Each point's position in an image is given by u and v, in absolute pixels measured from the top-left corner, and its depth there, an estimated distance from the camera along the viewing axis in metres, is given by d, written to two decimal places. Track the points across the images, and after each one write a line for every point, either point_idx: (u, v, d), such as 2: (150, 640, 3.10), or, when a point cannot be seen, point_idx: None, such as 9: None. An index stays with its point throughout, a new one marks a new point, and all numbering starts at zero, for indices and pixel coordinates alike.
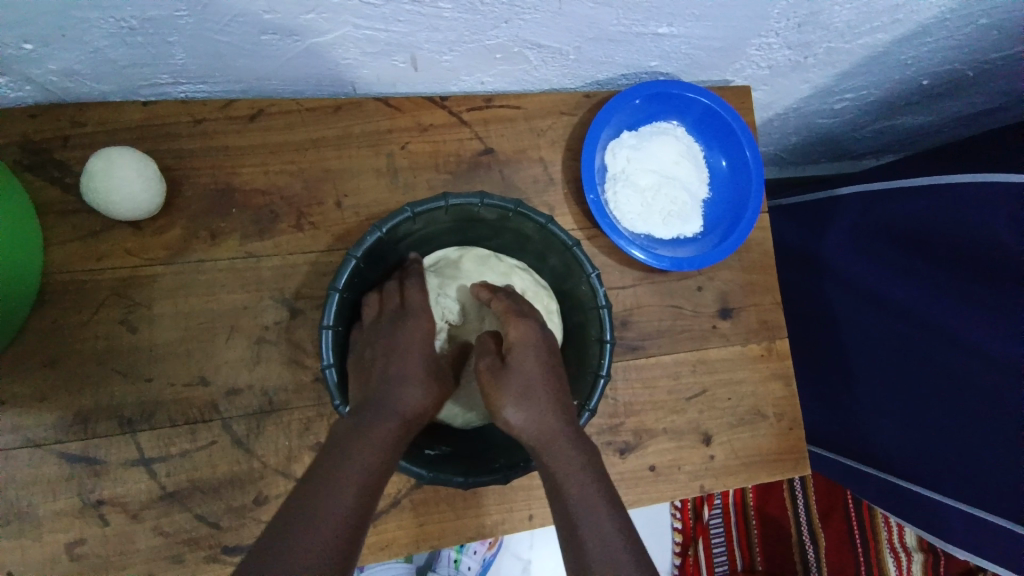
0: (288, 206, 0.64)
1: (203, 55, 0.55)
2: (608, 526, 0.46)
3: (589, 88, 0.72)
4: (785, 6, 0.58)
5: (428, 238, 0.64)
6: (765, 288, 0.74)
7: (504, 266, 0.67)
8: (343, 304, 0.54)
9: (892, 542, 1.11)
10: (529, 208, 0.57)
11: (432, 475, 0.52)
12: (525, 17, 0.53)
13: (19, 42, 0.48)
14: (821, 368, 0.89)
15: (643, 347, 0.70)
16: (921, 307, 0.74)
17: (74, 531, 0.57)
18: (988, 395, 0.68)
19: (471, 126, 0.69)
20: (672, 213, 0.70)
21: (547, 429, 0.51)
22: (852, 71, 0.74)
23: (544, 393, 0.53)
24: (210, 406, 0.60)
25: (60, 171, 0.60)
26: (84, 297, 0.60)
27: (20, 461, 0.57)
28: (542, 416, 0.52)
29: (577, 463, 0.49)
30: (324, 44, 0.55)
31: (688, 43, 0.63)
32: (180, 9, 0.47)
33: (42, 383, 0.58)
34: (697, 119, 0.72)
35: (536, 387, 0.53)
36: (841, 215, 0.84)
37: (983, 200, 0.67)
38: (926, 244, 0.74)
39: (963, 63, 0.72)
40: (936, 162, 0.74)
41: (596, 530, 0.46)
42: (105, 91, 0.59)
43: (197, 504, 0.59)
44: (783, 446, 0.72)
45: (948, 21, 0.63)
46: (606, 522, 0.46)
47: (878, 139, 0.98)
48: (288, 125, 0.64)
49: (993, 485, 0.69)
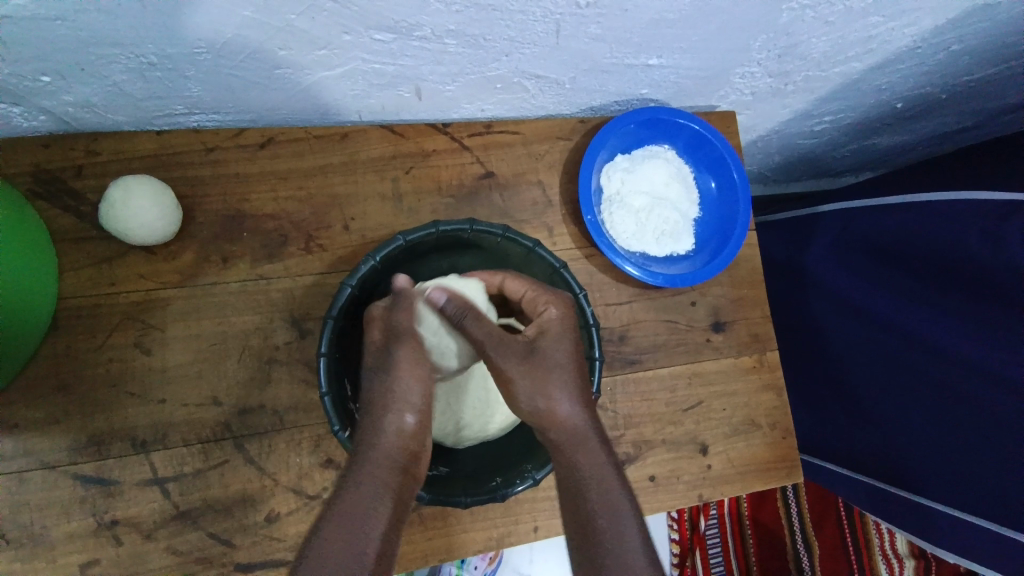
0: (297, 230, 0.66)
1: (217, 88, 0.57)
2: (631, 532, 0.49)
3: (583, 114, 0.75)
4: (765, 40, 0.62)
5: (415, 272, 0.66)
6: (754, 302, 0.78)
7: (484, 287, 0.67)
8: (338, 334, 0.57)
9: (882, 548, 1.13)
10: (518, 233, 0.61)
11: (434, 497, 0.55)
12: (524, 51, 0.57)
13: (38, 75, 0.50)
14: (811, 376, 0.92)
15: (641, 361, 0.73)
16: (901, 317, 0.77)
17: (88, 553, 0.58)
18: (973, 400, 0.70)
19: (472, 151, 0.72)
20: (664, 232, 0.74)
21: (568, 418, 0.53)
22: (830, 96, 0.78)
23: (568, 381, 0.54)
24: (222, 426, 0.61)
25: (74, 199, 0.62)
26: (99, 321, 0.61)
27: (34, 485, 0.57)
28: (559, 411, 0.53)
29: (588, 439, 0.53)
30: (334, 77, 0.58)
31: (676, 73, 0.67)
32: (200, 47, 0.50)
33: (56, 406, 0.59)
34: (686, 143, 0.76)
35: (562, 375, 0.54)
36: (822, 231, 0.89)
37: (948, 214, 0.71)
38: (903, 256, 0.77)
39: (933, 87, 0.77)
40: (912, 181, 0.78)
41: (618, 535, 0.49)
42: (120, 122, 0.61)
43: (209, 523, 0.60)
44: (777, 454, 0.74)
45: (920, 49, 0.68)
46: (630, 532, 0.49)
47: (856, 158, 1.03)
48: (296, 153, 0.67)
49: (984, 490, 0.70)
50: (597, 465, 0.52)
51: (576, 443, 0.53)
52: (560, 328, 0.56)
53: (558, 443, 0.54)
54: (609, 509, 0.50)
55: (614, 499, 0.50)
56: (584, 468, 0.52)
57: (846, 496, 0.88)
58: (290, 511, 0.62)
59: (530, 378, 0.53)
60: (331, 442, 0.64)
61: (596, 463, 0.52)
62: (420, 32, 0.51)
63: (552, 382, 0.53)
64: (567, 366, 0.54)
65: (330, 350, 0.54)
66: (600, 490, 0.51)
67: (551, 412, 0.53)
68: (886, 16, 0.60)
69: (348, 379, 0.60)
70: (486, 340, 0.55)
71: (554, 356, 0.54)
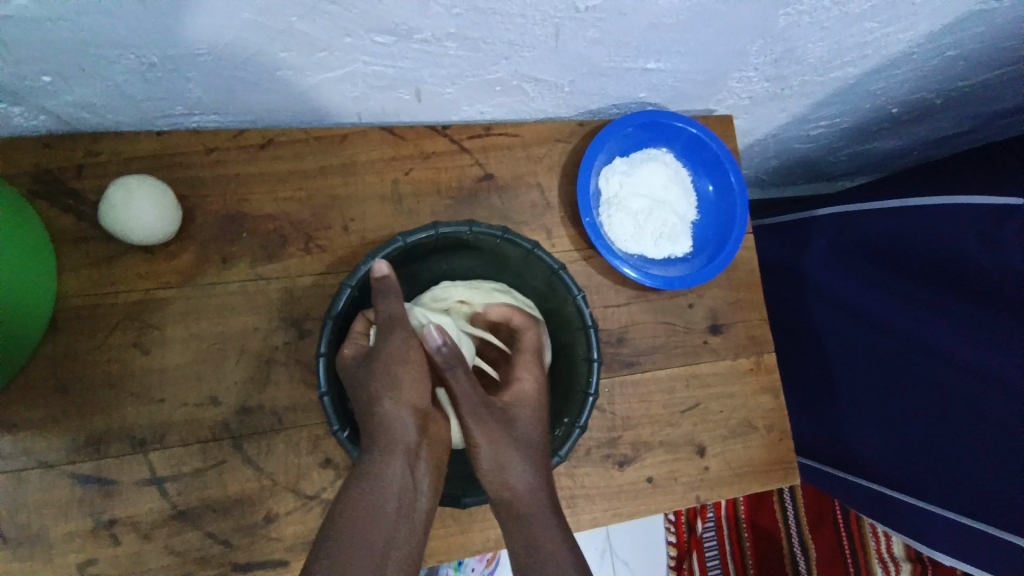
0: (297, 231, 0.66)
1: (218, 90, 0.57)
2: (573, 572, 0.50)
3: (582, 117, 0.75)
4: (762, 44, 0.63)
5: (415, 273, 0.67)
6: (752, 304, 0.78)
7: (484, 288, 0.68)
8: (337, 334, 0.57)
9: (879, 551, 1.14)
10: (516, 234, 0.61)
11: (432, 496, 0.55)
12: (523, 54, 0.57)
13: (39, 76, 0.50)
14: (808, 378, 0.93)
15: (639, 362, 0.73)
16: (897, 319, 0.77)
17: (85, 553, 0.58)
18: (969, 403, 0.71)
19: (472, 154, 0.72)
20: (662, 234, 0.74)
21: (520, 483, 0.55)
22: (827, 100, 0.79)
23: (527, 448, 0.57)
24: (221, 426, 0.61)
25: (75, 199, 0.62)
26: (98, 321, 0.61)
27: (32, 485, 0.57)
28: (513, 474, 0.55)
29: (537, 510, 0.54)
30: (334, 79, 0.58)
31: (674, 77, 0.68)
32: (202, 49, 0.50)
33: (54, 406, 0.59)
34: (684, 146, 0.77)
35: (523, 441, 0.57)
36: (819, 235, 0.89)
37: (943, 218, 0.72)
38: (899, 259, 0.78)
39: (928, 92, 0.78)
40: (908, 185, 0.79)
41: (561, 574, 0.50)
42: (120, 122, 0.61)
43: (207, 523, 0.60)
44: (774, 456, 0.75)
45: (915, 55, 0.68)
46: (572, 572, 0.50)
47: (853, 162, 1.04)
48: (297, 154, 0.67)
49: (980, 493, 0.70)
50: (543, 525, 0.53)
51: (529, 516, 0.54)
52: (526, 402, 0.61)
53: (508, 509, 0.55)
54: (555, 558, 0.51)
55: (562, 550, 0.52)
56: (531, 534, 0.53)
57: (843, 498, 0.89)
58: (288, 512, 0.62)
59: (494, 444, 0.56)
60: (329, 443, 0.64)
61: (543, 529, 0.53)
62: (421, 35, 0.52)
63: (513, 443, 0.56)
64: (532, 440, 0.58)
65: (328, 350, 0.54)
66: (548, 544, 0.52)
67: (505, 477, 0.55)
68: (882, 22, 0.61)
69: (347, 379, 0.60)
70: (471, 396, 0.56)
71: (522, 423, 0.58)
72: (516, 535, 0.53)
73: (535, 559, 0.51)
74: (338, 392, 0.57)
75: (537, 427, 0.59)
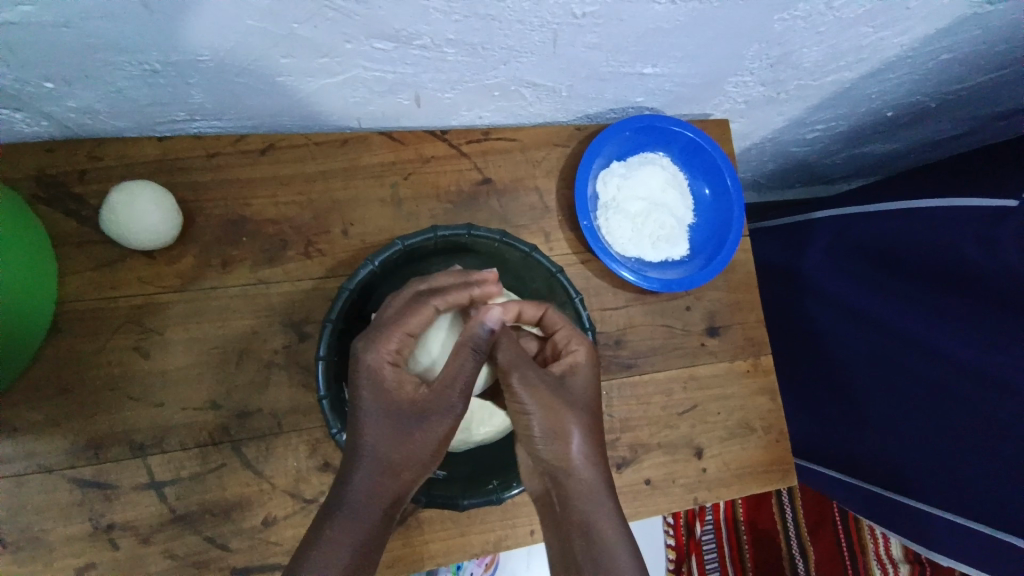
0: (297, 235, 0.67)
1: (220, 95, 0.58)
2: (625, 561, 0.50)
3: (581, 121, 0.76)
4: (758, 49, 0.63)
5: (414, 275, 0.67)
6: (749, 306, 0.79)
7: None
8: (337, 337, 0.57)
9: (878, 553, 1.15)
10: (515, 237, 0.62)
11: (435, 499, 0.56)
12: (522, 59, 0.58)
13: (42, 81, 0.51)
14: (807, 380, 0.93)
15: (637, 365, 0.74)
16: (894, 322, 0.78)
17: (85, 556, 0.58)
18: (966, 403, 0.71)
19: (471, 158, 0.73)
20: (660, 237, 0.75)
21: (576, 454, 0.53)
22: (822, 104, 0.79)
23: (585, 417, 0.55)
24: (221, 429, 0.62)
25: (76, 204, 0.62)
26: (99, 325, 0.61)
27: (32, 488, 0.57)
28: (570, 444, 0.53)
29: (591, 485, 0.53)
30: (335, 84, 0.59)
31: (671, 82, 0.68)
32: (204, 55, 0.50)
33: (55, 410, 0.59)
34: (681, 149, 0.77)
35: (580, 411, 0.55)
36: (815, 238, 0.90)
37: (938, 220, 0.72)
38: (894, 261, 0.79)
39: (922, 96, 0.78)
40: (903, 188, 0.80)
41: (612, 557, 0.50)
42: (122, 127, 0.62)
43: (208, 526, 0.60)
44: (772, 457, 0.75)
45: (910, 59, 0.69)
46: (621, 558, 0.50)
47: (848, 165, 1.05)
48: (297, 158, 0.67)
49: (975, 492, 0.71)
50: (596, 503, 0.52)
51: (582, 487, 0.53)
52: (585, 370, 0.57)
53: (559, 484, 0.53)
54: (611, 554, 0.50)
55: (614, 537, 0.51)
56: (582, 509, 0.52)
57: (841, 500, 0.89)
58: (288, 515, 0.62)
59: (550, 413, 0.53)
60: (329, 446, 0.64)
61: (598, 506, 0.52)
62: (421, 41, 0.52)
63: (570, 412, 0.54)
64: (590, 410, 0.55)
65: (328, 354, 0.55)
66: (602, 522, 0.52)
67: (562, 449, 0.53)
68: (875, 27, 0.62)
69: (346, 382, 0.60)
70: (516, 362, 0.55)
71: (576, 392, 0.55)
72: (579, 508, 0.52)
73: (587, 530, 0.51)
74: (338, 395, 0.57)
75: (591, 397, 0.56)
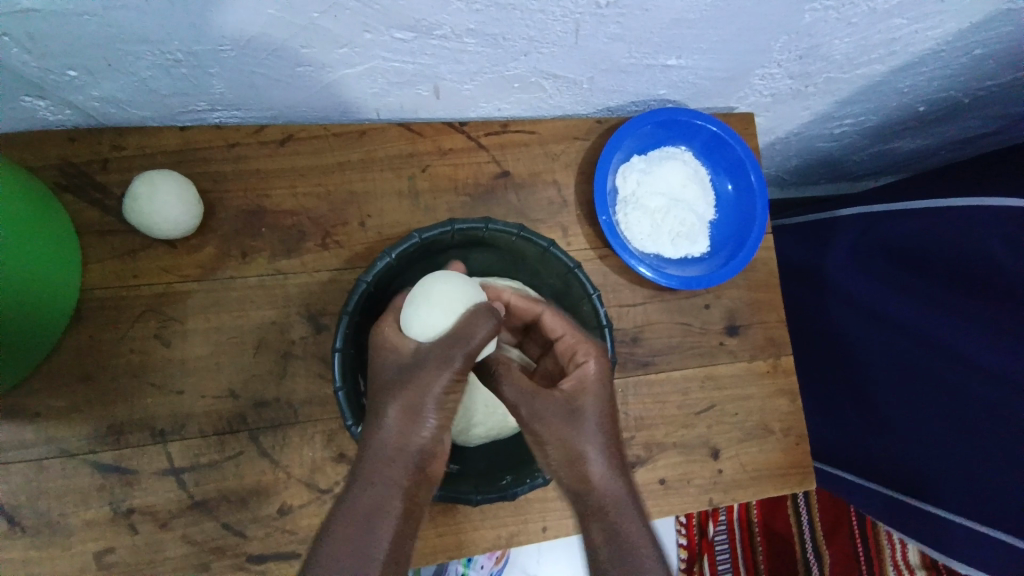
0: (314, 226, 0.67)
1: (239, 85, 0.58)
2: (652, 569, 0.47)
3: (601, 114, 0.75)
4: (786, 41, 0.61)
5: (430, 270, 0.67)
6: (770, 305, 0.77)
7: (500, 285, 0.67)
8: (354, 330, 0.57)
9: (895, 559, 1.11)
10: (532, 232, 0.61)
11: (449, 492, 0.56)
12: (543, 51, 0.57)
13: (65, 70, 0.51)
14: (827, 382, 0.91)
15: (653, 363, 0.72)
16: (919, 324, 0.75)
17: (105, 540, 0.59)
18: (990, 411, 0.69)
19: (489, 151, 0.72)
20: (680, 234, 0.74)
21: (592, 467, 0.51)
22: (851, 99, 0.77)
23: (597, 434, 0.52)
24: (238, 418, 0.62)
25: (99, 193, 0.63)
26: (121, 313, 0.62)
27: (54, 472, 0.59)
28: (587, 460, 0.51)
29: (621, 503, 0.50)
30: (354, 75, 0.58)
31: (695, 74, 0.67)
32: (223, 45, 0.50)
33: (78, 396, 0.60)
34: (703, 144, 0.76)
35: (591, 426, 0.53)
36: (840, 236, 0.88)
37: (969, 221, 0.70)
38: (923, 262, 0.76)
39: (957, 91, 0.76)
40: (934, 185, 0.77)
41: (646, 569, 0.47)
42: (144, 117, 0.62)
43: (224, 513, 0.61)
44: (790, 461, 0.74)
45: (944, 52, 0.66)
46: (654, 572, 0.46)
47: (877, 162, 1.02)
48: (315, 150, 0.67)
49: (998, 500, 0.69)
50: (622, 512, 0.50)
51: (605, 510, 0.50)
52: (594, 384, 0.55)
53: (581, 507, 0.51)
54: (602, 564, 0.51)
55: None
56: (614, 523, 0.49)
57: (859, 504, 0.87)
58: (303, 504, 0.62)
59: (562, 444, 0.52)
60: (344, 437, 0.64)
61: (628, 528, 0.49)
62: (440, 31, 0.51)
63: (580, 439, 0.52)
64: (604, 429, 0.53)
65: (345, 346, 0.55)
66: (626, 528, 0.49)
67: (583, 470, 0.51)
68: (910, 19, 0.60)
69: (362, 376, 0.60)
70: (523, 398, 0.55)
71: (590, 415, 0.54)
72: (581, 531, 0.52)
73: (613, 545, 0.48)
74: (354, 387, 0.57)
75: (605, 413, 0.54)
